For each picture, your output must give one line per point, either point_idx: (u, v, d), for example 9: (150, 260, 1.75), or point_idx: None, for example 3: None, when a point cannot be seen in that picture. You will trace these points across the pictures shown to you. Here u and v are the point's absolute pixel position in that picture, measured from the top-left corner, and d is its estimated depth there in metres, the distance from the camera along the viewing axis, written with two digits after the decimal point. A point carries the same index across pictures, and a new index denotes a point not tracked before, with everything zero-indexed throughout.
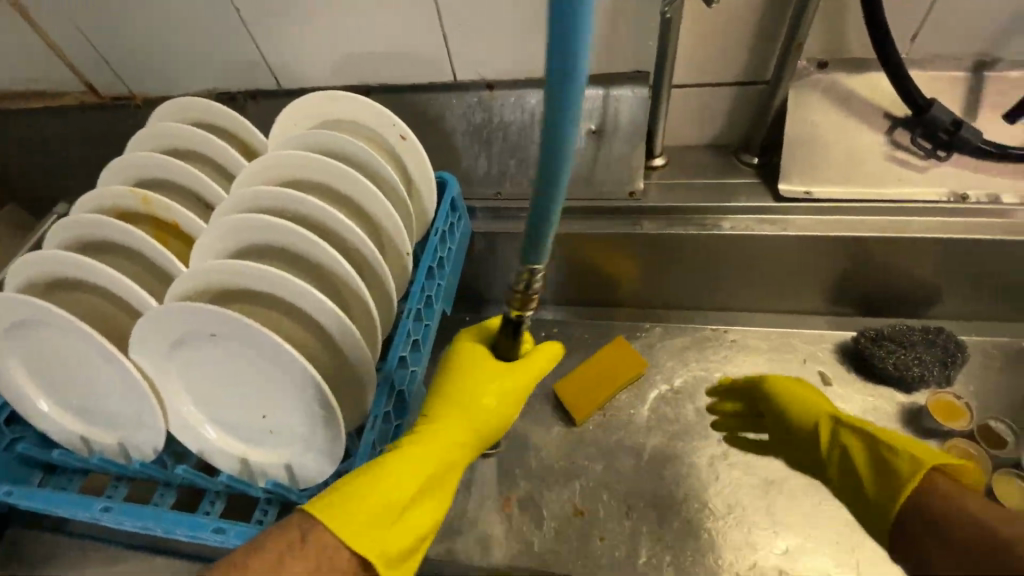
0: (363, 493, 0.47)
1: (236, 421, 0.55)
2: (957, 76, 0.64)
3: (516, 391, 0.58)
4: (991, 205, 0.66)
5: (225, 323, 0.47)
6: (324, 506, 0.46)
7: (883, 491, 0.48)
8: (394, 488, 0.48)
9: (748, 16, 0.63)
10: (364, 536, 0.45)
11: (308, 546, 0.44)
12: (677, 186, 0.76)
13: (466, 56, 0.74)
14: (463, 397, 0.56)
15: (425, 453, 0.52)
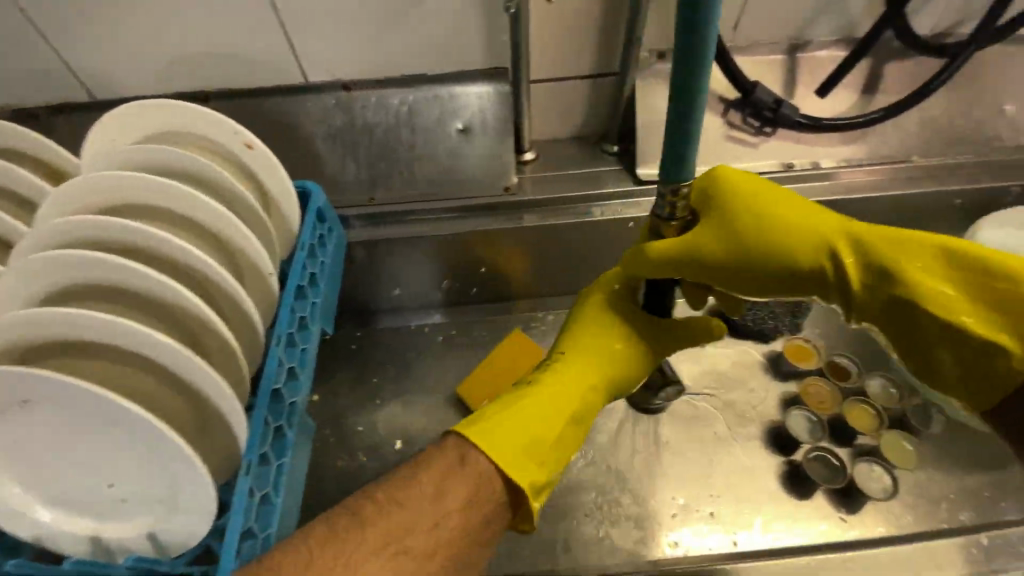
0: (498, 421, 0.53)
1: (79, 499, 0.47)
2: (773, 60, 0.72)
3: (649, 339, 0.61)
4: (815, 171, 0.74)
5: (33, 386, 0.38)
6: (477, 432, 0.52)
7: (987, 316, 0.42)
8: (550, 418, 0.54)
9: (592, 8, 0.66)
10: (517, 459, 0.51)
11: (460, 474, 0.50)
12: (549, 177, 0.78)
13: (314, 56, 0.69)
14: (598, 339, 0.60)
15: (574, 378, 0.58)
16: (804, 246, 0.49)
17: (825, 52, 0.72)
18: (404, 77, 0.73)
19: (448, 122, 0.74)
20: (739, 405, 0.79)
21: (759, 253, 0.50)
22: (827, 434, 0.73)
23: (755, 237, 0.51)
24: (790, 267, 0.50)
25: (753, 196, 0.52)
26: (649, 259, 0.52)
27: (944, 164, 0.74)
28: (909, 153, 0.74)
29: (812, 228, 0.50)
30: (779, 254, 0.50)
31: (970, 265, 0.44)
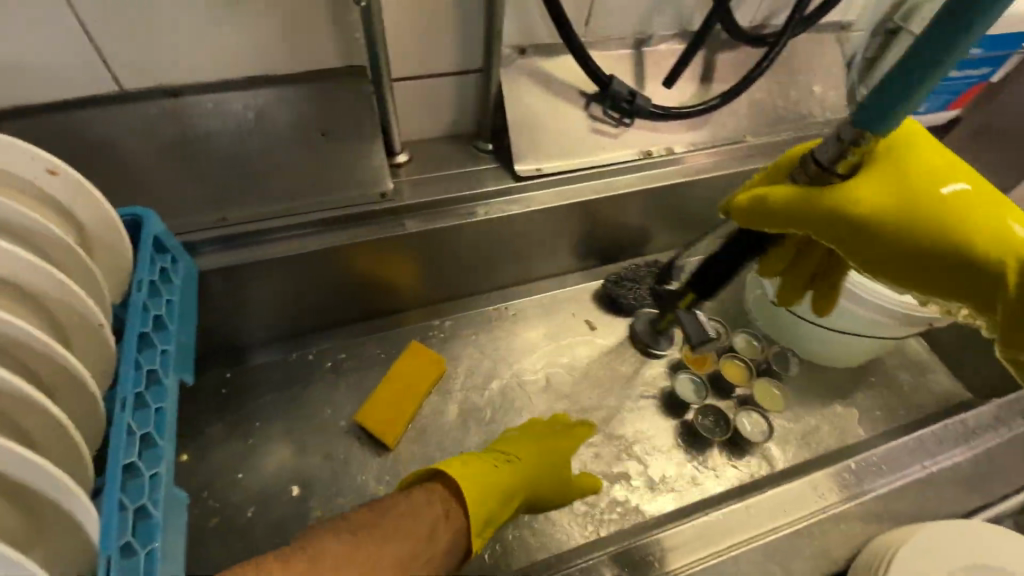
0: (466, 476, 0.62)
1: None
2: (623, 54, 0.76)
3: (558, 480, 0.69)
4: (668, 156, 0.82)
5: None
6: (454, 467, 0.63)
7: None
8: (499, 478, 0.64)
9: (447, 5, 0.64)
10: (474, 496, 0.61)
11: (444, 528, 0.58)
12: (426, 180, 0.75)
13: (125, 58, 0.58)
14: (538, 451, 0.69)
15: (512, 472, 0.65)
16: (978, 231, 0.39)
17: (666, 45, 0.78)
18: (245, 80, 0.64)
19: (307, 129, 0.67)
20: (636, 380, 0.84)
21: (922, 227, 0.40)
22: (711, 391, 0.80)
23: (907, 210, 0.40)
24: (954, 255, 0.40)
25: (952, 160, 0.42)
26: (782, 212, 0.44)
27: (770, 142, 0.85)
28: (744, 132, 0.84)
29: (982, 210, 0.40)
30: (946, 232, 0.40)
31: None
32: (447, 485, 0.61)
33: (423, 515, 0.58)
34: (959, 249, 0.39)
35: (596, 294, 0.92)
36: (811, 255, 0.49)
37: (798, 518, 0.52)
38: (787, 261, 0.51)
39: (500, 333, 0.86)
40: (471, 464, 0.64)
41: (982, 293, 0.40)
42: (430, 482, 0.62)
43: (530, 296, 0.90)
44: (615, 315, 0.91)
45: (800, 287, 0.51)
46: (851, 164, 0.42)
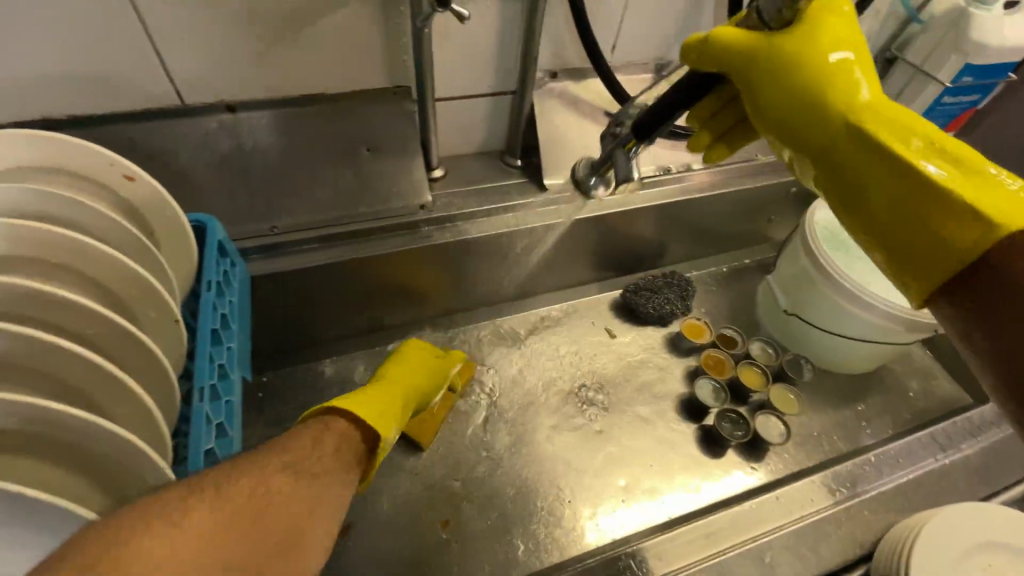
0: (362, 405, 0.60)
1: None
2: (646, 78, 0.82)
3: (428, 381, 0.76)
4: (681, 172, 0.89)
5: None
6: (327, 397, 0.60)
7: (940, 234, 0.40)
8: (373, 393, 0.64)
9: (488, 32, 0.69)
10: (357, 406, 0.59)
11: (330, 434, 0.54)
12: (460, 193, 0.79)
13: (192, 76, 0.63)
14: (406, 370, 0.74)
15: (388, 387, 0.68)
16: (840, 91, 0.44)
17: None
18: (298, 98, 0.69)
19: (353, 144, 0.72)
20: (655, 386, 0.88)
21: (809, 80, 0.45)
22: (729, 396, 0.84)
23: (803, 67, 0.45)
24: (830, 110, 0.45)
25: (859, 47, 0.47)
26: (715, 48, 0.48)
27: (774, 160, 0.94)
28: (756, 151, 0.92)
29: (865, 80, 0.45)
30: (819, 88, 0.45)
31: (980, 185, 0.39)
32: (341, 414, 0.58)
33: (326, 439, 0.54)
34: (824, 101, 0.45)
35: (613, 303, 0.96)
36: (733, 108, 0.55)
37: (821, 507, 0.55)
38: (710, 112, 0.56)
39: (523, 340, 0.90)
40: (365, 398, 0.62)
41: (829, 151, 0.46)
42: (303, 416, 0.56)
43: (550, 306, 0.94)
44: (632, 323, 0.95)
45: (716, 133, 0.57)
46: (782, 20, 0.46)
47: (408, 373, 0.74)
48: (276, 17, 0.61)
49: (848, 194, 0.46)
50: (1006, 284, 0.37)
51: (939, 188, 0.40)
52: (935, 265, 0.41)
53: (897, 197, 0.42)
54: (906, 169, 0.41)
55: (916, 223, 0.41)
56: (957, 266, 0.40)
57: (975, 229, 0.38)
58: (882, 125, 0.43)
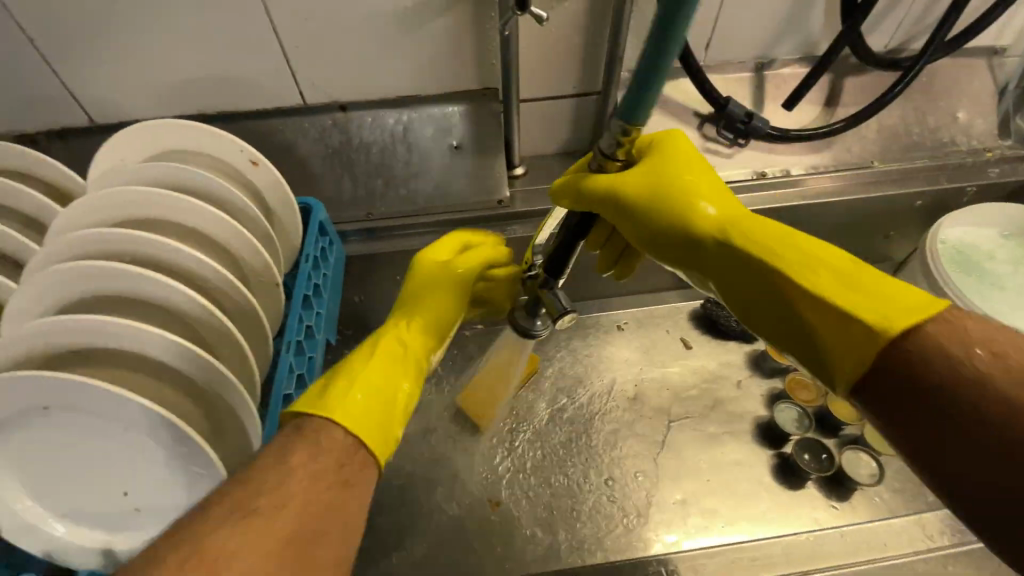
0: (335, 393, 0.49)
1: (96, 508, 0.45)
2: (743, 77, 0.78)
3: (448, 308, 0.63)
4: (785, 177, 0.80)
5: (63, 397, 0.39)
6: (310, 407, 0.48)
7: (821, 339, 0.41)
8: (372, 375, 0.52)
9: (574, 33, 0.70)
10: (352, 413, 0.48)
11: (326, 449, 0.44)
12: (539, 191, 0.82)
13: (313, 79, 0.73)
14: (420, 301, 0.62)
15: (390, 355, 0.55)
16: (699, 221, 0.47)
17: (791, 68, 0.78)
18: (398, 98, 0.76)
19: (442, 141, 0.78)
20: (729, 403, 0.82)
21: (664, 204, 0.48)
22: (815, 425, 0.76)
23: (657, 192, 0.49)
24: (688, 226, 0.47)
25: (711, 175, 0.51)
26: (581, 186, 0.51)
27: (898, 169, 0.80)
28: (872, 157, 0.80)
29: (717, 198, 0.49)
30: (677, 215, 0.48)
31: (843, 295, 0.40)
32: (317, 415, 0.47)
33: (332, 440, 0.45)
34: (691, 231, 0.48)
35: (693, 313, 0.92)
36: None
37: (894, 552, 0.67)
38: (606, 234, 0.57)
39: (593, 340, 0.90)
40: (350, 377, 0.51)
41: (710, 270, 0.47)
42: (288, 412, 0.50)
43: (625, 309, 0.93)
44: (712, 336, 0.90)
45: (610, 259, 0.58)
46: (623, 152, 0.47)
47: (420, 318, 0.61)
48: (383, 25, 0.68)
49: (738, 310, 0.46)
50: (900, 368, 0.36)
51: (808, 300, 0.41)
52: (831, 370, 0.40)
53: (773, 307, 0.44)
54: (770, 279, 0.43)
55: (801, 332, 0.42)
56: (846, 366, 0.39)
57: (844, 331, 0.39)
58: (747, 232, 0.45)
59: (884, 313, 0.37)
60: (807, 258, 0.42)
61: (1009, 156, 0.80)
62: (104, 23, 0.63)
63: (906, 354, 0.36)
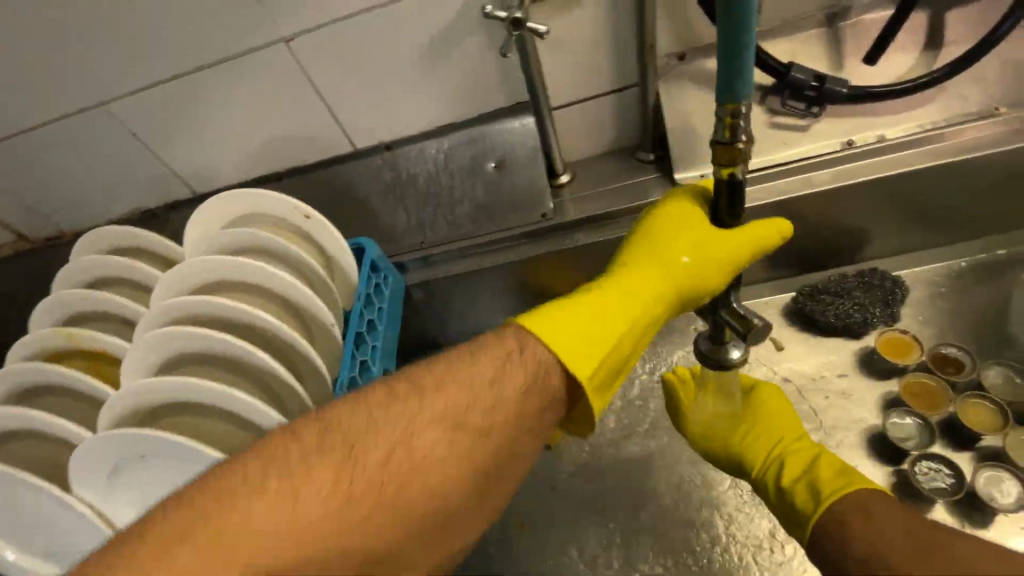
0: (567, 320, 0.50)
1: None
2: (812, 34, 0.66)
3: (722, 261, 0.54)
4: (880, 144, 0.68)
5: (153, 447, 0.47)
6: (532, 319, 0.50)
7: (807, 497, 0.58)
8: (608, 308, 0.52)
9: (601, 31, 0.66)
10: (573, 350, 0.48)
11: (534, 396, 0.47)
12: (588, 197, 0.78)
13: (359, 125, 0.78)
14: (662, 248, 0.55)
15: (636, 283, 0.54)
16: (780, 430, 0.66)
17: (872, 14, 0.65)
18: (438, 127, 0.79)
19: (483, 163, 0.78)
20: (831, 413, 0.72)
21: (761, 414, 0.68)
22: (941, 438, 0.66)
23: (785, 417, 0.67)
24: (761, 417, 0.67)
25: (794, 426, 0.66)
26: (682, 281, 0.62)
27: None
28: (995, 104, 0.68)
29: (781, 430, 0.66)
30: (754, 407, 0.68)
31: (840, 475, 0.57)
32: (533, 333, 0.49)
33: (546, 385, 0.48)
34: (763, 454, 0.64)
35: (787, 310, 0.80)
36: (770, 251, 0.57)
37: None
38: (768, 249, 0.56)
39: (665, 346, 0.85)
40: (599, 309, 0.51)
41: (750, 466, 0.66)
42: (509, 318, 0.50)
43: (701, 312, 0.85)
44: (810, 333, 0.78)
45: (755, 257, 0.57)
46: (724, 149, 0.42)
47: (663, 285, 0.55)
48: (409, 65, 0.71)
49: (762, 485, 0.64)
50: (855, 517, 0.52)
51: (820, 470, 0.58)
52: (799, 508, 0.58)
53: (790, 464, 0.61)
54: (802, 459, 0.61)
55: (796, 483, 0.60)
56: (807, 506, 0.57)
57: (824, 487, 0.57)
58: (796, 456, 0.62)
59: (859, 483, 0.55)
60: (833, 466, 0.59)
61: None
62: (188, 111, 0.74)
63: (849, 509, 0.53)
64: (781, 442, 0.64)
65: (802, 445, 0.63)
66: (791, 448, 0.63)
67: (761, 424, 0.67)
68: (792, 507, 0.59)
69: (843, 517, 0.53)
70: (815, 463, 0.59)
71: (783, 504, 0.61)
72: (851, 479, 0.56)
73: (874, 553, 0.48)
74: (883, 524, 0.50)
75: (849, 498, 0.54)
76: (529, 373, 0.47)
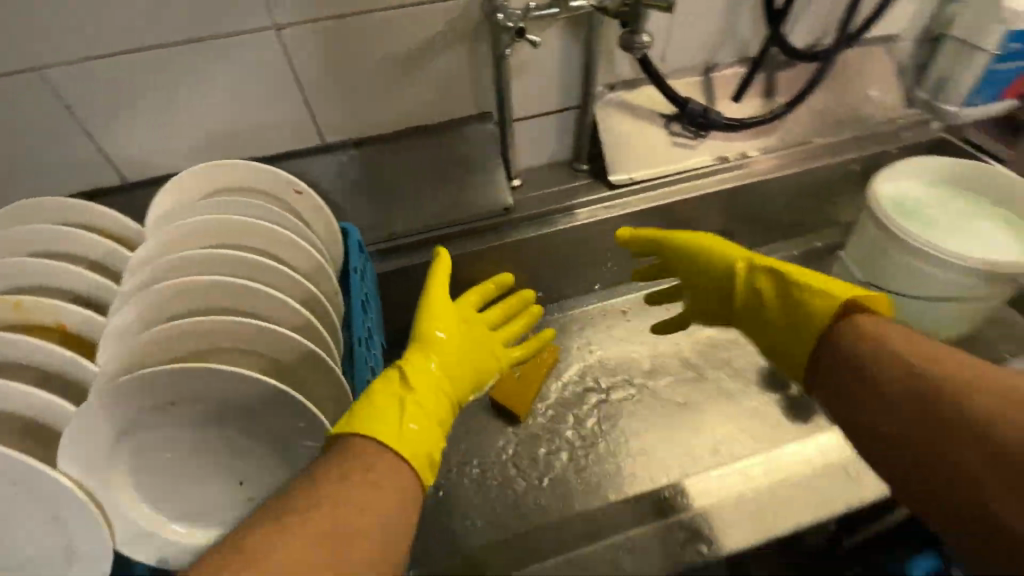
0: (397, 426, 0.52)
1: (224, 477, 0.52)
2: (695, 80, 0.91)
3: None
4: (745, 159, 0.94)
5: (200, 386, 0.46)
6: (351, 424, 0.50)
7: (803, 325, 0.63)
8: (414, 389, 0.55)
9: (557, 58, 0.82)
10: (391, 435, 0.50)
11: (367, 472, 0.47)
12: (537, 197, 0.92)
13: (332, 121, 0.81)
14: None
15: (428, 352, 0.60)
16: (727, 267, 0.71)
17: (729, 69, 0.92)
18: (406, 129, 0.85)
19: (451, 163, 0.85)
20: (739, 361, 0.91)
21: (700, 257, 0.74)
22: None
23: (709, 258, 0.73)
24: (712, 270, 0.73)
25: (743, 254, 0.71)
26: (637, 237, 0.79)
27: (837, 141, 0.97)
28: (814, 135, 0.97)
29: (720, 271, 0.72)
30: (697, 249, 0.74)
31: (810, 294, 0.63)
32: (349, 435, 0.49)
33: (386, 484, 0.47)
34: (720, 306, 0.75)
35: None
36: None
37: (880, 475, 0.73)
38: None
39: (602, 326, 0.99)
40: (447, 348, 0.61)
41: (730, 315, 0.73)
42: (331, 433, 0.51)
43: (629, 295, 1.03)
44: None
45: None
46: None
47: None
48: (391, 70, 0.78)
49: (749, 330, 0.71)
50: (857, 366, 0.57)
51: (810, 297, 0.63)
52: (795, 345, 0.64)
53: (776, 305, 0.66)
54: (780, 288, 0.66)
55: (793, 313, 0.64)
56: (802, 346, 0.63)
57: (819, 311, 0.62)
58: (776, 287, 0.67)
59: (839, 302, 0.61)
60: (793, 286, 0.65)
61: (911, 122, 0.98)
62: (141, 87, 0.70)
63: (840, 339, 0.60)
64: (740, 275, 0.69)
65: (751, 272, 0.69)
66: (758, 278, 0.68)
67: (709, 269, 0.73)
68: (784, 344, 0.66)
69: (846, 356, 0.58)
70: (796, 287, 0.64)
71: (771, 342, 0.68)
72: (833, 295, 0.62)
73: (885, 398, 0.54)
74: (883, 368, 0.55)
75: (850, 323, 0.60)
76: (344, 461, 0.47)
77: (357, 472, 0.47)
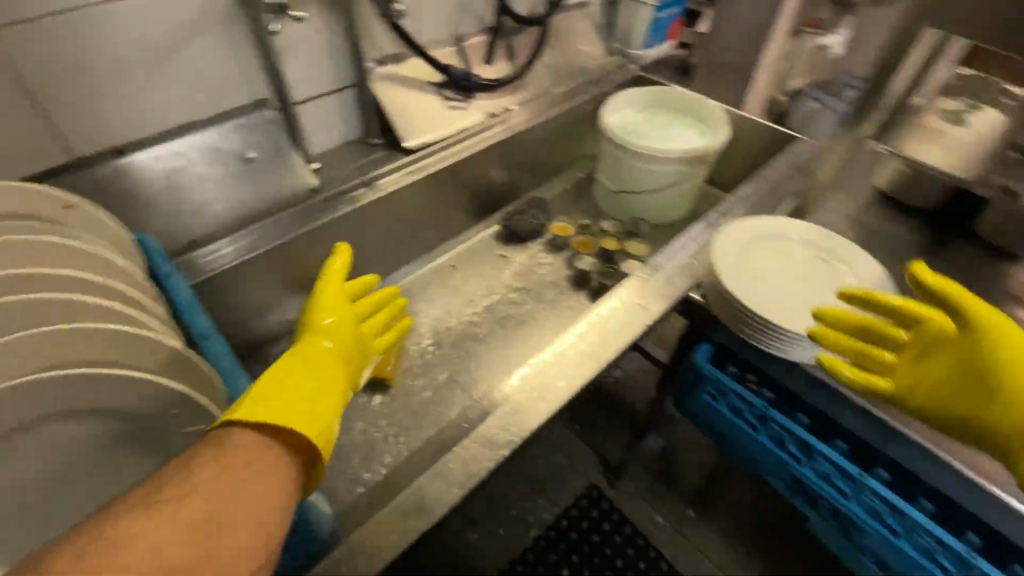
0: (292, 408, 0.52)
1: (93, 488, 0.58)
2: (451, 50, 1.04)
3: None
4: (511, 111, 1.10)
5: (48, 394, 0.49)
6: (239, 412, 0.49)
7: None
8: (299, 379, 0.56)
9: (320, 39, 0.86)
10: (286, 416, 0.50)
11: (266, 458, 0.47)
12: (339, 175, 0.94)
13: (79, 130, 0.72)
14: None
15: (315, 352, 0.61)
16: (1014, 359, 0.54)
17: (474, 37, 1.07)
18: (176, 126, 0.79)
19: (240, 155, 0.83)
20: (553, 274, 1.09)
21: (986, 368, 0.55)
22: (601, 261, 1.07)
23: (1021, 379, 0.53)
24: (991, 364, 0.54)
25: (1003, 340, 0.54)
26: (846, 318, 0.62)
27: (573, 87, 1.20)
28: (555, 84, 1.18)
29: (992, 380, 0.54)
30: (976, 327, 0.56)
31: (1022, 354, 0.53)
32: (239, 426, 0.48)
33: (271, 465, 0.47)
34: (903, 386, 0.60)
35: (496, 234, 1.16)
36: None
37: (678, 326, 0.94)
38: None
39: (437, 283, 1.07)
40: (335, 332, 0.66)
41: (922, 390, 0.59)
42: (218, 423, 0.49)
43: (450, 251, 1.12)
44: (516, 243, 1.15)
45: None
46: None
47: None
48: (139, 66, 0.72)
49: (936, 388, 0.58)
50: None
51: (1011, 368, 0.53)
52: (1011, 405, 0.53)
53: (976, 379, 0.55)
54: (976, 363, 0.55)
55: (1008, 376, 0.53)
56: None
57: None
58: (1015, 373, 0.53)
59: None
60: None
61: (615, 66, 1.27)
62: None
63: None
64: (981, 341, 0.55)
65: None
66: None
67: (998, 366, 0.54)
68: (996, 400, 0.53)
69: None
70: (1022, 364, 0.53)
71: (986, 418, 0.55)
72: None
73: None
74: None
75: None
76: (225, 451, 0.45)
77: (237, 444, 0.46)
